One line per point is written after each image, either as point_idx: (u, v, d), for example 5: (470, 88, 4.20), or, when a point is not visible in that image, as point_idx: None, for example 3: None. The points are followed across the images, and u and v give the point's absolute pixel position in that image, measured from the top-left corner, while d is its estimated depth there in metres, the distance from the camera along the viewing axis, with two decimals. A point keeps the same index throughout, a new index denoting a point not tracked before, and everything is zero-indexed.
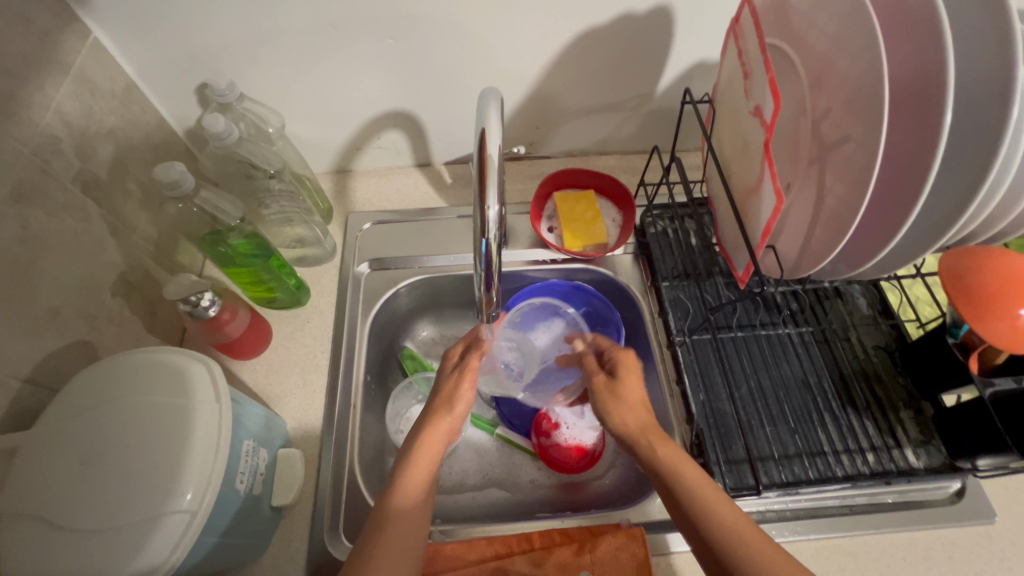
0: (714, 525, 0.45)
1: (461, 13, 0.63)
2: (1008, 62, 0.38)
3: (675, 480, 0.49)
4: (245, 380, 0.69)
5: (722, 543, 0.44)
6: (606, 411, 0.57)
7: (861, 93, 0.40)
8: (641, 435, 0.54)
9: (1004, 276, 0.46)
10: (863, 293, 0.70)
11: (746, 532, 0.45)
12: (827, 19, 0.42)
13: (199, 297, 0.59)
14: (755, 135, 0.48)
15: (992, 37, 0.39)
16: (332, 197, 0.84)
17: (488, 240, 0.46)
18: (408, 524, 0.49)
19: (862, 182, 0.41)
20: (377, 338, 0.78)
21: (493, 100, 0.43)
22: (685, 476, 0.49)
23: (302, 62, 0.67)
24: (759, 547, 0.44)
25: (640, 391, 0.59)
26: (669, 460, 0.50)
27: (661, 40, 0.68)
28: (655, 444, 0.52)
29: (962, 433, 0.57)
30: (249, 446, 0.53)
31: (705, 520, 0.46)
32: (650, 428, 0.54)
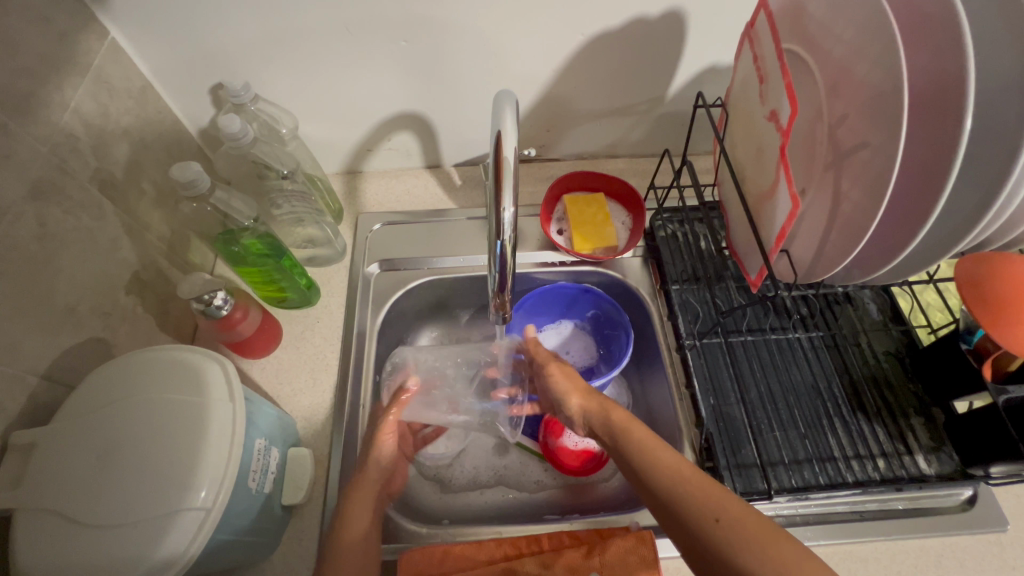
0: (654, 467, 0.50)
1: (477, 16, 0.63)
2: None
3: (621, 437, 0.55)
4: (256, 379, 0.69)
5: (661, 482, 0.48)
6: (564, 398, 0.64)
7: (878, 98, 0.40)
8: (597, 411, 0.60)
9: (1019, 284, 0.46)
10: (874, 299, 0.70)
11: (681, 468, 0.49)
12: (843, 25, 0.43)
13: (212, 296, 0.59)
14: (771, 139, 0.48)
15: (1011, 43, 0.39)
16: (342, 198, 0.84)
17: (503, 242, 0.46)
18: (354, 565, 0.52)
19: (878, 188, 0.41)
20: (386, 339, 0.78)
21: (509, 103, 0.43)
22: (630, 432, 0.54)
23: (316, 63, 0.67)
24: (693, 478, 0.48)
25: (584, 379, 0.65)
26: (617, 423, 0.57)
27: (674, 44, 0.68)
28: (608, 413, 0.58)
29: (976, 440, 0.57)
30: (261, 445, 0.53)
31: (647, 467, 0.50)
32: (601, 401, 0.61)
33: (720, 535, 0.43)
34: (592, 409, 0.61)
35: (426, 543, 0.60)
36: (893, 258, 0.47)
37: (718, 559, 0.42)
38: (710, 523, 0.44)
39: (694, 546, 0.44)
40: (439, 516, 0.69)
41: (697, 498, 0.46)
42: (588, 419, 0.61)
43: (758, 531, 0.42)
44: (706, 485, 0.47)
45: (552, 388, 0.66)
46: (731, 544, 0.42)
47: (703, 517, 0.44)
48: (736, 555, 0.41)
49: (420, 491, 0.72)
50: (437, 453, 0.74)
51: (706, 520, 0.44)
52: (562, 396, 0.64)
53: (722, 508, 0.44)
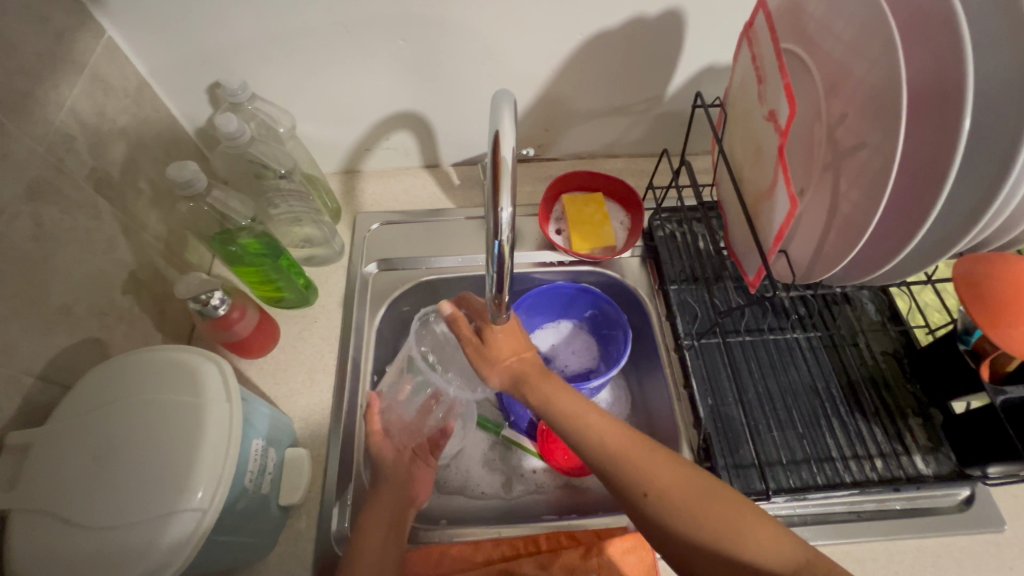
0: (587, 443, 0.51)
1: (475, 15, 0.63)
2: None
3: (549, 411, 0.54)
4: (254, 378, 0.69)
5: (595, 460, 0.50)
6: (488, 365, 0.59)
7: (877, 98, 0.40)
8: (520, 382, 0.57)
9: (1016, 286, 0.46)
10: (872, 299, 0.70)
11: (613, 441, 0.50)
12: (842, 25, 0.43)
13: (209, 295, 0.59)
14: (769, 140, 0.48)
15: (1009, 44, 0.39)
16: (340, 197, 0.84)
17: (501, 243, 0.46)
18: None
19: (876, 188, 0.41)
20: (384, 339, 0.78)
21: (507, 103, 0.43)
22: (560, 407, 0.54)
23: (313, 61, 0.67)
24: (626, 451, 0.49)
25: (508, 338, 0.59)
26: (544, 396, 0.55)
27: (673, 43, 0.68)
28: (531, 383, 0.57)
29: (975, 440, 0.57)
30: (259, 445, 0.53)
31: (583, 443, 0.51)
32: (521, 368, 0.57)
33: (652, 508, 0.46)
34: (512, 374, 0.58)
35: (424, 543, 0.60)
36: (885, 256, 0.47)
37: (652, 526, 0.46)
38: (643, 498, 0.47)
39: (637, 516, 0.48)
40: (437, 516, 0.69)
41: (628, 474, 0.48)
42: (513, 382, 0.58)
43: (693, 503, 0.45)
44: (637, 459, 0.48)
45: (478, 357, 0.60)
46: (662, 514, 0.46)
47: (635, 492, 0.47)
48: (666, 524, 0.45)
49: None
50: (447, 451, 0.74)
51: (639, 495, 0.47)
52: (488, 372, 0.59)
53: (652, 481, 0.47)
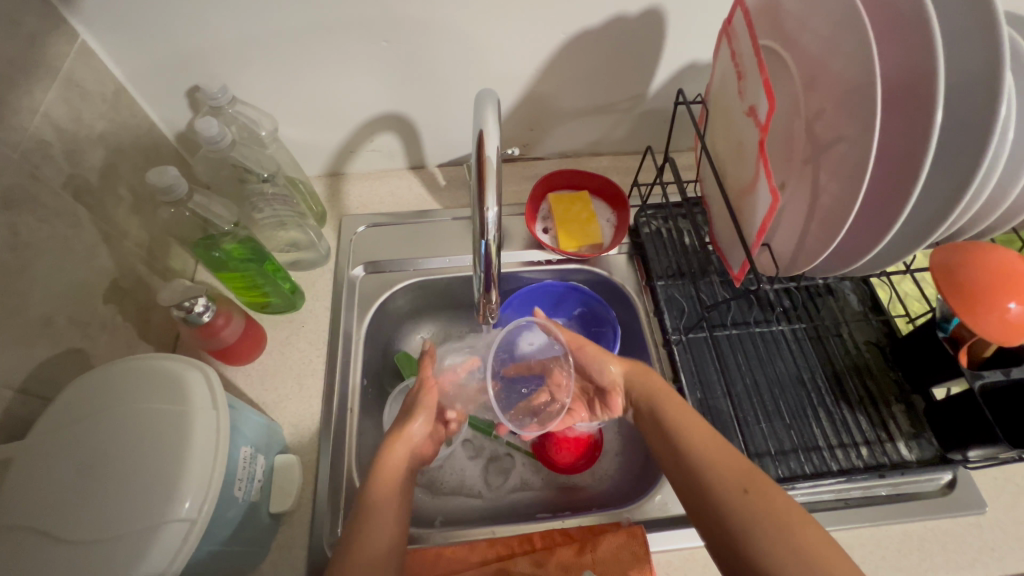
0: (689, 437, 0.54)
1: (458, 15, 0.63)
2: (995, 62, 0.39)
3: (658, 403, 0.58)
4: (241, 385, 0.68)
5: (696, 452, 0.52)
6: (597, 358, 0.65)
7: (854, 93, 0.40)
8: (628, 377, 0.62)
9: (993, 272, 0.47)
10: (854, 290, 0.72)
11: (714, 438, 0.53)
12: (818, 22, 0.43)
13: (193, 302, 0.58)
14: (750, 135, 0.49)
15: (978, 38, 0.40)
16: (325, 201, 0.83)
17: (487, 242, 0.46)
18: None
19: (855, 180, 0.41)
20: (373, 343, 0.78)
21: (490, 102, 0.44)
22: (670, 404, 0.57)
23: (294, 63, 0.66)
24: (728, 451, 0.52)
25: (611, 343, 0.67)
26: (654, 389, 0.60)
27: (654, 41, 0.68)
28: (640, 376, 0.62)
29: (954, 425, 0.58)
30: (247, 452, 0.53)
31: (684, 436, 0.54)
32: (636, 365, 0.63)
33: (745, 503, 0.47)
34: (631, 369, 0.63)
35: (419, 546, 0.60)
36: (858, 248, 0.48)
37: (737, 522, 0.47)
38: (738, 493, 0.48)
39: (718, 511, 0.49)
40: (432, 517, 0.69)
41: (727, 470, 0.50)
42: (627, 384, 0.63)
43: (784, 511, 0.46)
44: (738, 458, 0.51)
45: (586, 358, 0.66)
46: (753, 509, 0.47)
47: (731, 487, 0.49)
48: (753, 524, 0.46)
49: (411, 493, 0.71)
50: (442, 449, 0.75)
51: (736, 489, 0.49)
52: (603, 361, 0.64)
53: (753, 482, 0.49)
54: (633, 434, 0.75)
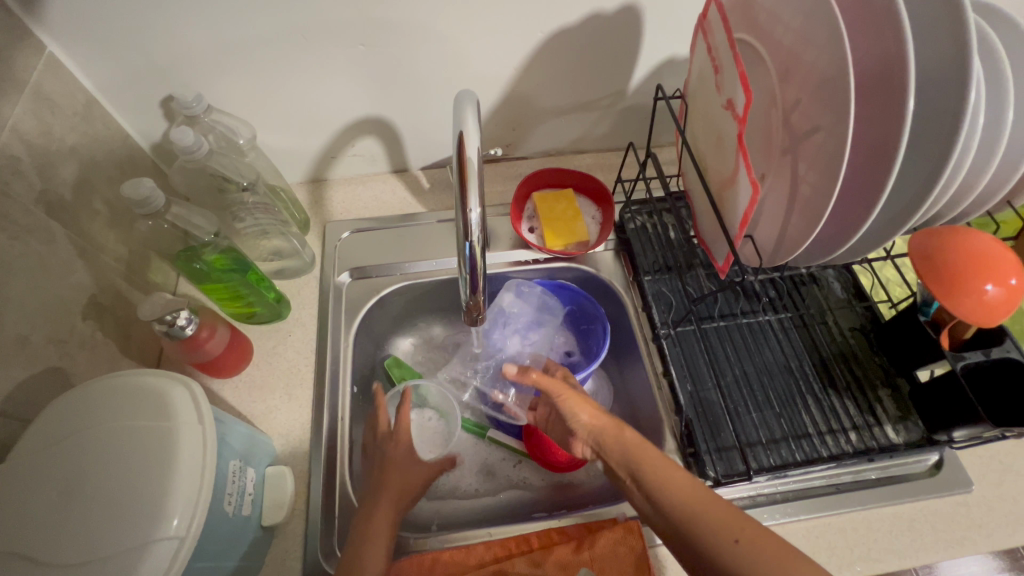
0: (668, 493, 0.49)
1: (436, 15, 0.63)
2: (962, 49, 0.39)
3: (625, 454, 0.54)
4: (228, 398, 0.67)
5: (673, 504, 0.48)
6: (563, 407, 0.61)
7: (827, 84, 0.41)
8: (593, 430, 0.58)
9: (968, 255, 0.48)
10: (837, 278, 0.73)
11: (689, 484, 0.49)
12: (790, 14, 0.44)
13: (175, 315, 0.57)
14: (729, 128, 0.49)
15: (944, 26, 0.40)
16: (308, 207, 0.82)
17: (472, 244, 0.45)
18: None
19: (832, 169, 0.42)
20: (362, 349, 0.77)
21: (470, 106, 0.44)
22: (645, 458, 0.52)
23: (270, 69, 0.65)
24: (706, 497, 0.47)
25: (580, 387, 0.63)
26: (619, 435, 0.55)
27: (632, 37, 0.69)
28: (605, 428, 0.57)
29: (937, 407, 0.59)
30: (236, 466, 0.52)
31: (665, 495, 0.49)
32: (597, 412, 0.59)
33: (739, 555, 0.42)
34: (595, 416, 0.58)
35: (415, 552, 0.60)
36: (839, 237, 0.48)
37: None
38: (732, 544, 0.43)
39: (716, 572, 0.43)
40: (428, 523, 0.68)
41: (715, 521, 0.45)
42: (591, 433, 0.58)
43: (780, 554, 0.41)
44: (719, 503, 0.47)
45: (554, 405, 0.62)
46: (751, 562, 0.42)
47: (722, 537, 0.44)
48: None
49: None
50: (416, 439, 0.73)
51: (727, 540, 0.44)
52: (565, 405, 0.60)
53: (741, 527, 0.44)
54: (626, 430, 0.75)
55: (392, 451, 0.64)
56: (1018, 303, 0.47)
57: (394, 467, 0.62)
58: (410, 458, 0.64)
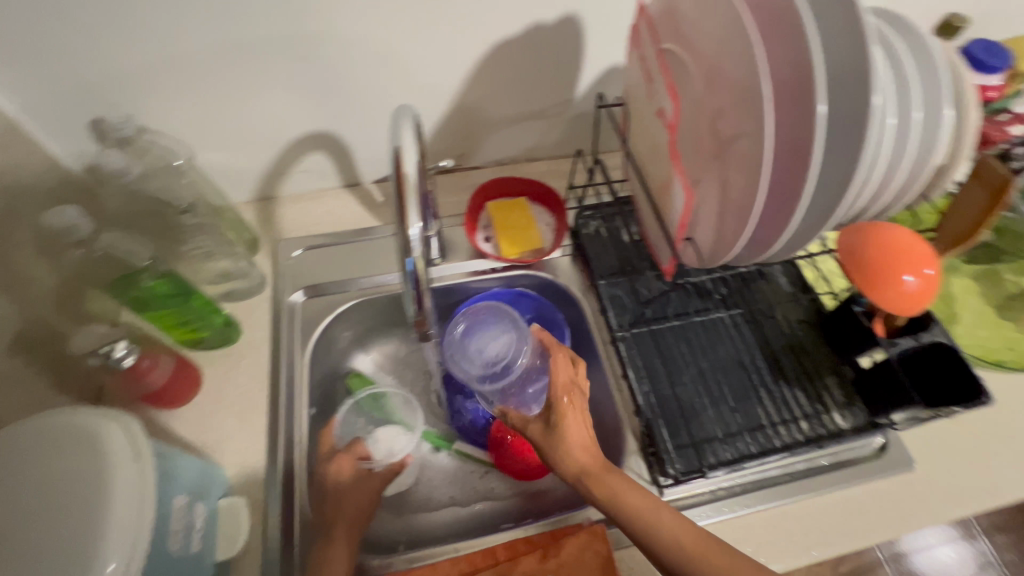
0: (664, 549, 0.50)
1: (377, 29, 0.62)
2: (866, 53, 0.41)
3: (619, 513, 0.53)
4: (177, 430, 0.64)
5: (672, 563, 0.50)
6: (553, 460, 0.57)
7: (747, 91, 0.42)
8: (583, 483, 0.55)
9: (887, 248, 0.51)
10: (784, 272, 0.75)
11: (684, 539, 0.50)
12: (710, 25, 0.45)
13: (111, 347, 0.54)
14: (661, 135, 0.50)
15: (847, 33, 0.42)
16: (257, 226, 0.80)
17: (414, 259, 0.45)
18: None
19: (757, 173, 0.44)
20: (320, 370, 0.75)
21: (408, 121, 0.45)
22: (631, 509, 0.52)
23: (206, 86, 0.63)
24: (703, 552, 0.49)
25: (571, 431, 0.56)
26: (611, 493, 0.53)
27: (574, 46, 0.70)
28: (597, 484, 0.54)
29: (877, 392, 0.61)
30: (182, 501, 0.50)
31: (654, 545, 0.51)
32: (586, 465, 0.55)
33: None
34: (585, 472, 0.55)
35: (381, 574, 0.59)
36: (767, 238, 0.50)
37: None
38: None
39: None
40: (395, 542, 0.67)
41: (703, 572, 0.48)
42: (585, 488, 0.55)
43: None
44: (714, 555, 0.49)
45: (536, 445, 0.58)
46: None
47: None
48: None
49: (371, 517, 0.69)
50: (381, 456, 0.68)
51: None
52: (557, 458, 0.56)
53: None
54: None
55: (338, 478, 0.64)
56: (931, 294, 0.50)
57: (341, 496, 0.62)
58: (357, 486, 0.64)
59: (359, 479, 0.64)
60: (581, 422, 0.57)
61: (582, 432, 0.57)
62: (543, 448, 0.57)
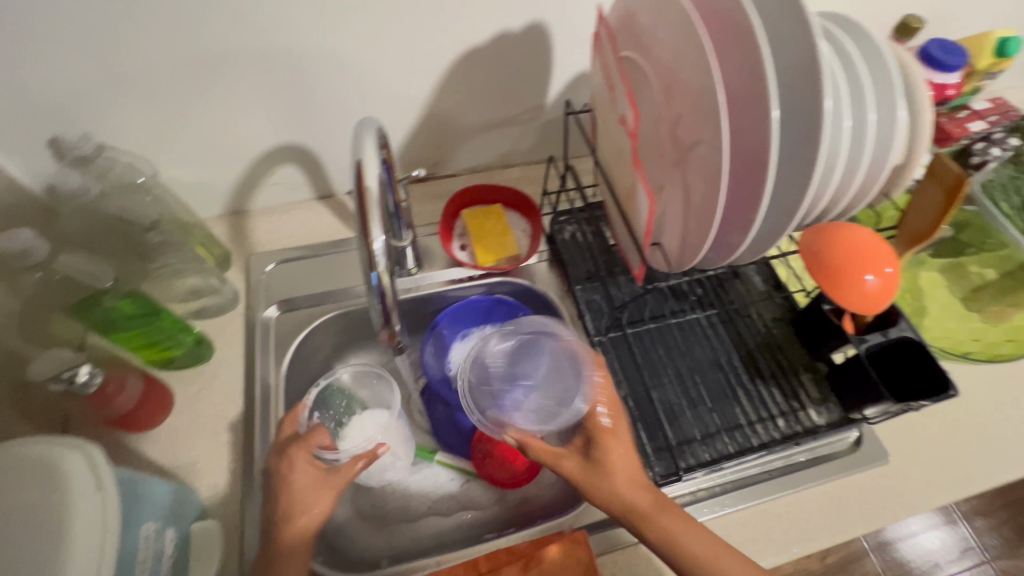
0: None
1: (340, 39, 0.62)
2: (816, 57, 0.42)
3: (676, 556, 0.52)
4: (148, 453, 0.63)
5: None
6: (604, 502, 0.54)
7: (703, 98, 0.43)
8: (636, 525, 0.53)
9: (846, 248, 0.52)
10: (758, 271, 0.76)
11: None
12: (666, 33, 0.46)
13: (72, 371, 0.53)
14: (624, 143, 0.51)
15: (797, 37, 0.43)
16: (229, 241, 0.79)
17: (379, 273, 0.45)
18: None
19: (716, 179, 0.44)
20: (297, 385, 0.74)
21: (369, 135, 0.45)
22: (681, 542, 0.52)
23: (167, 102, 0.62)
24: None
25: (625, 470, 0.54)
26: (669, 534, 0.52)
27: (541, 53, 0.70)
28: (652, 525, 0.53)
29: (850, 387, 0.62)
30: (151, 528, 0.49)
31: None
32: (640, 507, 0.53)
33: None
34: (642, 513, 0.53)
35: None
36: (730, 242, 0.50)
37: None
38: None
39: None
40: (377, 558, 0.66)
41: None
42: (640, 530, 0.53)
43: None
44: None
45: (580, 484, 0.55)
46: None
47: None
48: None
49: (353, 534, 0.68)
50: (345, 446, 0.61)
51: None
52: (609, 500, 0.54)
53: None
54: None
55: (289, 475, 0.55)
56: (893, 291, 0.51)
57: (292, 497, 0.54)
58: (312, 484, 0.55)
59: (314, 476, 0.56)
60: (625, 453, 0.55)
61: (633, 471, 0.55)
62: (593, 489, 0.54)
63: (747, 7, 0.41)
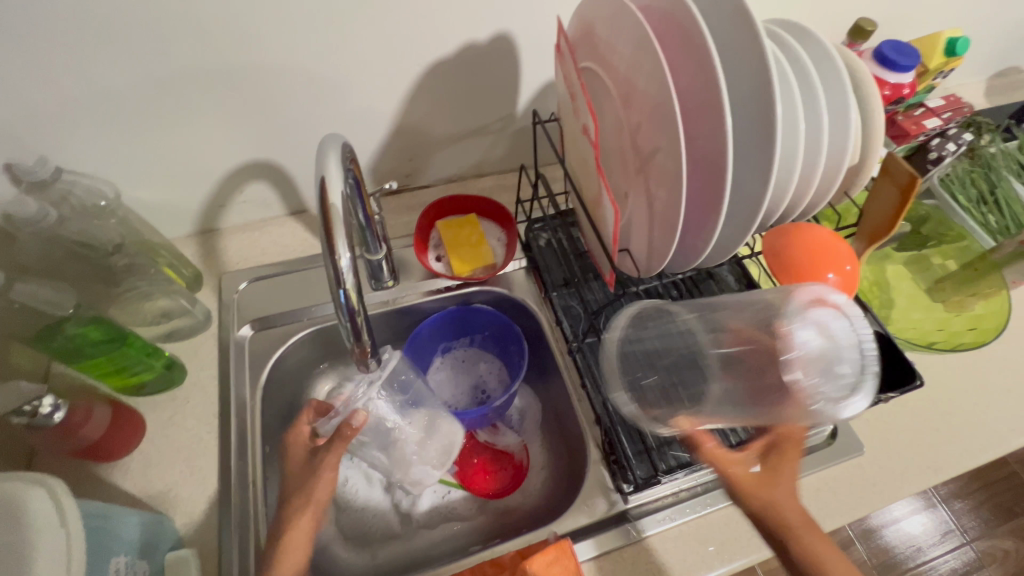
0: None
1: (304, 55, 0.61)
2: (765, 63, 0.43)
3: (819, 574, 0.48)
4: (119, 483, 0.61)
5: None
6: (757, 501, 0.52)
7: (659, 107, 0.44)
8: (788, 535, 0.50)
9: (806, 247, 0.56)
10: (731, 271, 0.77)
11: None
12: (622, 43, 0.47)
13: (36, 403, 0.51)
14: (587, 152, 0.51)
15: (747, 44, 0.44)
16: (199, 261, 0.77)
17: (346, 291, 0.45)
18: None
19: (676, 185, 0.45)
20: (274, 405, 0.73)
21: (333, 153, 0.45)
22: (827, 568, 0.48)
23: (127, 122, 0.61)
24: None
25: (793, 482, 0.52)
26: (818, 556, 0.49)
27: (508, 63, 0.70)
28: (802, 538, 0.50)
29: None
30: (122, 561, 0.48)
31: None
32: (796, 520, 0.51)
33: None
34: (797, 525, 0.50)
35: None
36: (695, 245, 0.51)
37: None
38: None
39: None
40: None
41: None
42: (789, 541, 0.50)
43: None
44: None
45: (734, 480, 0.53)
46: None
47: None
48: None
49: (336, 553, 0.67)
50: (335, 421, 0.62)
51: None
52: (771, 501, 0.51)
53: None
54: (557, 444, 0.76)
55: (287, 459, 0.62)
56: (854, 286, 0.54)
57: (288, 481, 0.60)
58: (300, 468, 0.61)
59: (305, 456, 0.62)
60: (793, 473, 0.53)
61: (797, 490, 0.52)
62: (747, 485, 0.52)
63: (697, 17, 0.42)
